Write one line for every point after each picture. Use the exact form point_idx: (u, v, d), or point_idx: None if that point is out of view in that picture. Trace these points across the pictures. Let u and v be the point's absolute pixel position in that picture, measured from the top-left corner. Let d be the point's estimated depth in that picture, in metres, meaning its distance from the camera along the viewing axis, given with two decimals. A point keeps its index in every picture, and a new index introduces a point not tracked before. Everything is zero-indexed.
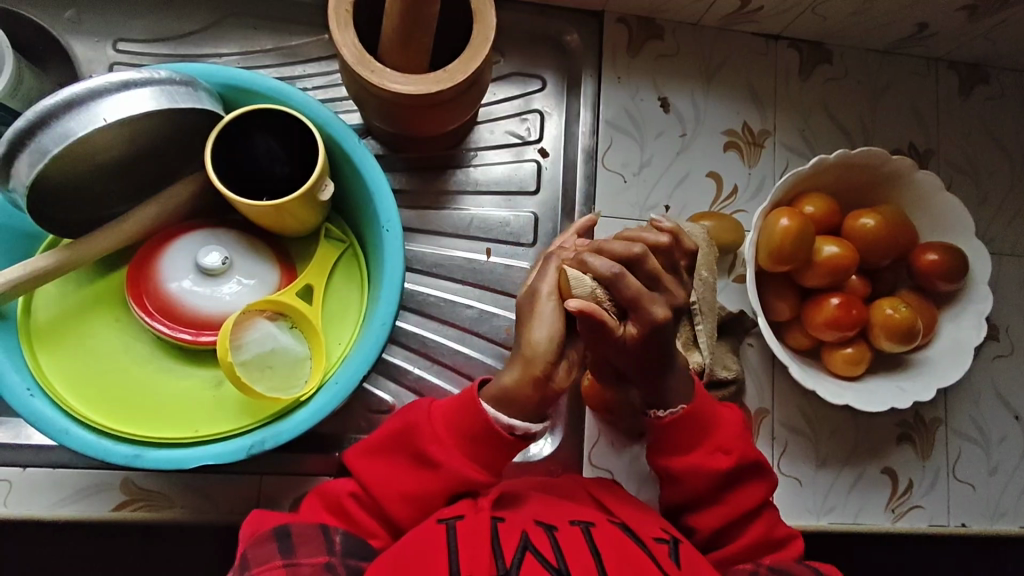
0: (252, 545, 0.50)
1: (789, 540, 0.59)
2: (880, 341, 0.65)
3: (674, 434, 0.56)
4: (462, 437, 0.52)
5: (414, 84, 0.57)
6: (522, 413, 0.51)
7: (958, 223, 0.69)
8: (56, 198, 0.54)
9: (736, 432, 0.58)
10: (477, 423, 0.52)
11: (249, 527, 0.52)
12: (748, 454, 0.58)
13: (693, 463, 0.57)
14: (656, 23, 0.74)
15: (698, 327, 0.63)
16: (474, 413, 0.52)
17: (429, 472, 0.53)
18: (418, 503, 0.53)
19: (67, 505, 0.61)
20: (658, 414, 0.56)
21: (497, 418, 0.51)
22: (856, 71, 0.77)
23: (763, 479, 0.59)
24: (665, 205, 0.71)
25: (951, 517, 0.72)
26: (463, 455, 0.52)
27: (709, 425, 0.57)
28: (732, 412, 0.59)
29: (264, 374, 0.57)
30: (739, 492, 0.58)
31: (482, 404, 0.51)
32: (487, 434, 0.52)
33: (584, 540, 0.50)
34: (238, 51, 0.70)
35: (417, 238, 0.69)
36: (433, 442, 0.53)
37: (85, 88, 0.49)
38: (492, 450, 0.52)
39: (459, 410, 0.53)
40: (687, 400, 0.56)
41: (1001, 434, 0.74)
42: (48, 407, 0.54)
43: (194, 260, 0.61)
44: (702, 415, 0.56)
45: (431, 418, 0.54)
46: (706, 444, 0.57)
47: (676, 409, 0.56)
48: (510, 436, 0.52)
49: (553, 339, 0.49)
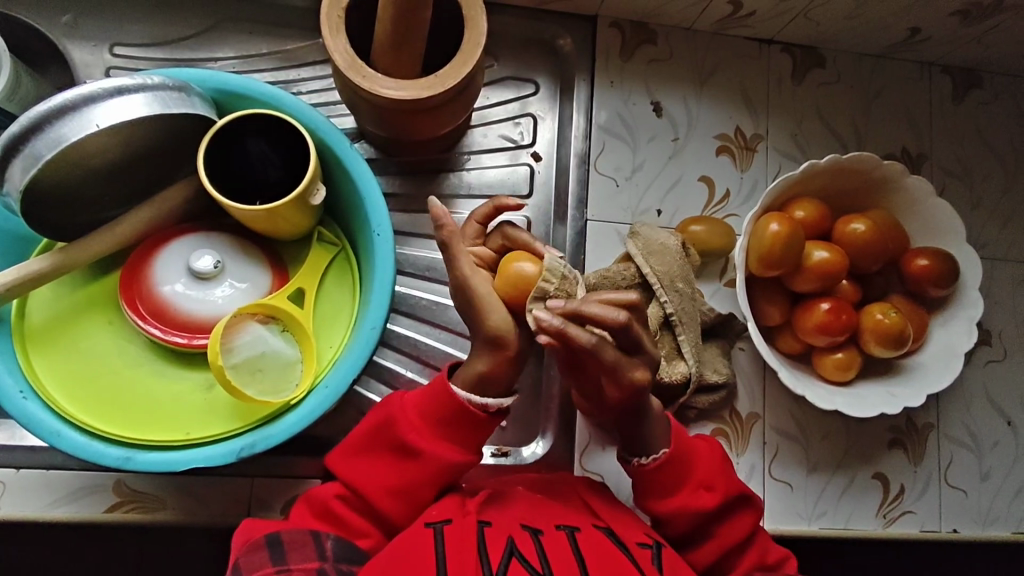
0: (246, 553, 0.50)
1: (784, 563, 0.58)
2: (871, 346, 0.66)
3: (656, 475, 0.57)
4: (439, 422, 0.54)
5: (405, 89, 0.57)
6: (496, 389, 0.54)
7: (949, 228, 0.69)
8: (50, 202, 0.55)
9: (715, 465, 0.59)
10: (450, 408, 0.53)
11: (240, 538, 0.52)
12: (731, 488, 0.58)
13: (680, 503, 0.57)
14: (650, 28, 0.74)
15: (680, 337, 0.65)
16: (445, 398, 0.53)
17: (410, 465, 0.54)
18: (405, 497, 0.54)
19: (59, 507, 0.62)
20: (640, 461, 0.57)
21: (469, 399, 0.53)
22: (850, 75, 0.77)
23: (748, 508, 0.59)
24: (658, 209, 0.72)
25: (943, 522, 0.72)
26: (439, 440, 0.54)
27: (689, 464, 0.58)
28: (708, 446, 0.60)
29: (254, 377, 0.57)
30: (726, 524, 0.58)
31: (451, 388, 0.53)
32: (460, 417, 0.53)
33: (568, 546, 0.51)
34: (234, 55, 0.71)
35: (409, 242, 0.69)
36: (411, 432, 0.54)
37: (79, 93, 0.50)
38: (469, 430, 0.54)
39: (431, 398, 0.54)
40: (666, 444, 0.57)
41: (993, 439, 0.74)
42: (41, 410, 0.54)
43: (186, 263, 0.61)
44: (681, 454, 0.57)
45: (405, 409, 0.54)
46: (691, 481, 0.58)
47: (658, 454, 0.56)
48: (484, 414, 0.54)
49: (506, 317, 0.52)
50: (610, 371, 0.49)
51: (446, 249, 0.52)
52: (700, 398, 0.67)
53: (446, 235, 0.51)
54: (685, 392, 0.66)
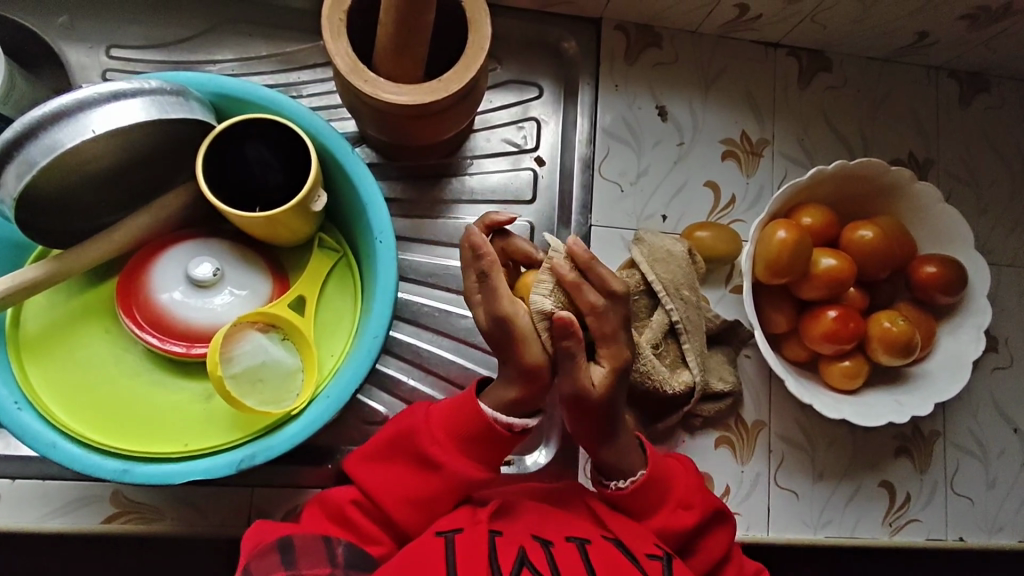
0: (256, 556, 0.49)
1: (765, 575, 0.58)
2: (878, 354, 0.65)
3: (632, 498, 0.56)
4: (461, 438, 0.53)
5: (409, 93, 0.56)
6: (518, 409, 0.53)
7: (957, 235, 0.68)
8: (46, 207, 0.53)
9: (693, 485, 0.58)
10: (475, 425, 0.52)
11: (251, 541, 0.51)
12: (709, 504, 0.57)
13: (660, 524, 0.56)
14: (654, 31, 0.73)
15: (684, 345, 0.64)
16: (472, 414, 0.52)
17: (428, 476, 0.53)
18: (422, 509, 0.54)
19: (53, 518, 0.61)
20: (617, 485, 0.56)
21: (496, 417, 0.52)
22: (855, 79, 0.76)
23: (726, 524, 0.58)
24: (663, 215, 0.71)
25: (949, 530, 0.71)
26: (462, 456, 0.53)
27: (666, 483, 0.57)
28: (682, 465, 0.59)
29: (254, 388, 0.56)
30: (709, 538, 0.57)
31: (479, 406, 0.52)
32: (485, 434, 0.52)
33: (579, 557, 0.50)
34: (233, 58, 0.69)
35: (411, 247, 0.68)
36: (435, 446, 0.53)
37: (73, 98, 0.48)
38: (491, 448, 0.53)
39: (455, 413, 0.53)
40: (643, 465, 0.57)
41: (999, 447, 0.73)
42: (36, 421, 0.53)
43: (184, 270, 0.60)
44: (657, 476, 0.56)
45: (430, 423, 0.54)
46: (669, 501, 0.57)
47: (637, 476, 0.56)
48: (507, 433, 0.53)
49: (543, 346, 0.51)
50: (605, 342, 0.52)
51: (484, 280, 0.50)
52: (706, 407, 0.67)
53: (486, 265, 0.50)
54: (689, 400, 0.65)
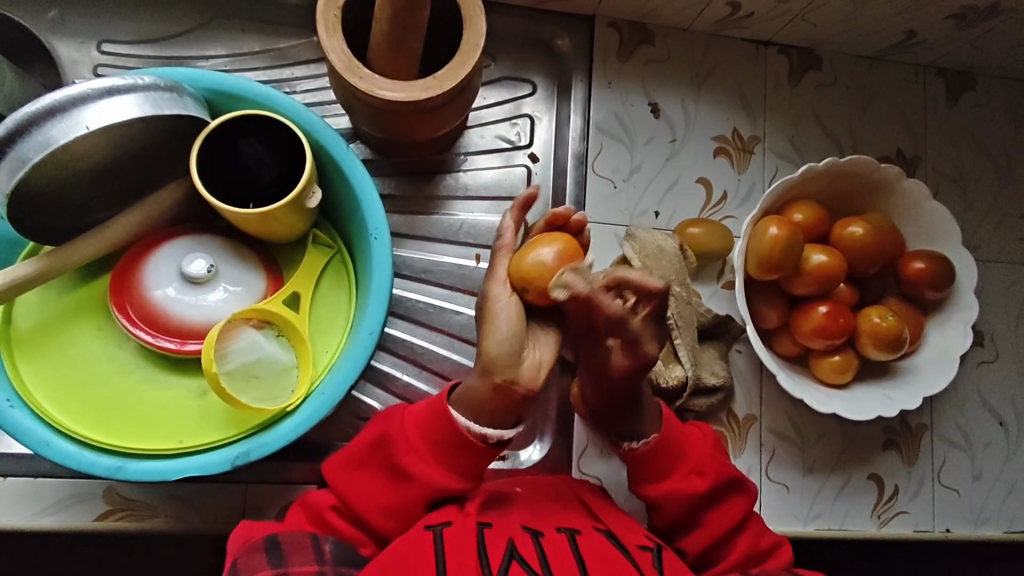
0: (243, 554, 0.49)
1: (776, 549, 0.58)
2: (868, 348, 0.66)
3: (647, 460, 0.57)
4: (434, 444, 0.52)
5: (402, 90, 0.56)
6: (491, 419, 0.51)
7: (944, 232, 0.69)
8: (38, 205, 0.53)
9: (707, 451, 0.58)
10: (447, 430, 0.51)
11: (239, 538, 0.52)
12: (723, 473, 0.58)
13: (669, 489, 0.57)
14: (648, 28, 0.73)
15: (676, 340, 0.64)
16: (444, 423, 0.51)
17: (404, 483, 0.53)
18: (401, 514, 0.53)
19: (47, 516, 0.61)
20: (630, 445, 0.57)
21: (469, 427, 0.50)
22: (846, 77, 0.77)
23: (742, 494, 0.58)
24: (655, 211, 0.71)
25: (936, 522, 0.72)
26: (435, 461, 0.52)
27: (681, 452, 0.57)
28: (702, 435, 0.60)
29: (250, 384, 0.56)
30: (717, 514, 0.58)
31: (452, 413, 0.51)
32: (458, 442, 0.51)
33: (567, 548, 0.50)
34: (225, 53, 0.69)
35: (406, 244, 0.69)
36: (410, 452, 0.52)
37: (65, 94, 0.48)
38: (466, 458, 0.52)
39: (430, 419, 0.52)
40: (657, 428, 0.57)
41: (985, 440, 0.75)
42: (28, 418, 0.53)
43: (177, 268, 0.60)
44: (672, 443, 0.57)
45: (406, 428, 0.53)
46: (681, 467, 0.57)
47: (650, 439, 0.56)
48: (484, 444, 0.51)
49: (506, 341, 0.48)
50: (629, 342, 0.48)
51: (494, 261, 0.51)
52: (698, 401, 0.67)
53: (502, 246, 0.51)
54: (681, 395, 0.65)
